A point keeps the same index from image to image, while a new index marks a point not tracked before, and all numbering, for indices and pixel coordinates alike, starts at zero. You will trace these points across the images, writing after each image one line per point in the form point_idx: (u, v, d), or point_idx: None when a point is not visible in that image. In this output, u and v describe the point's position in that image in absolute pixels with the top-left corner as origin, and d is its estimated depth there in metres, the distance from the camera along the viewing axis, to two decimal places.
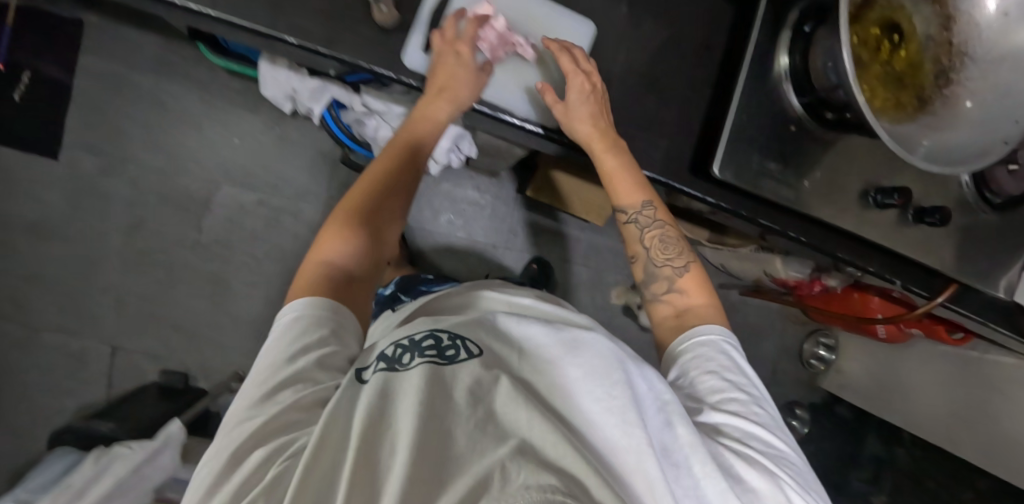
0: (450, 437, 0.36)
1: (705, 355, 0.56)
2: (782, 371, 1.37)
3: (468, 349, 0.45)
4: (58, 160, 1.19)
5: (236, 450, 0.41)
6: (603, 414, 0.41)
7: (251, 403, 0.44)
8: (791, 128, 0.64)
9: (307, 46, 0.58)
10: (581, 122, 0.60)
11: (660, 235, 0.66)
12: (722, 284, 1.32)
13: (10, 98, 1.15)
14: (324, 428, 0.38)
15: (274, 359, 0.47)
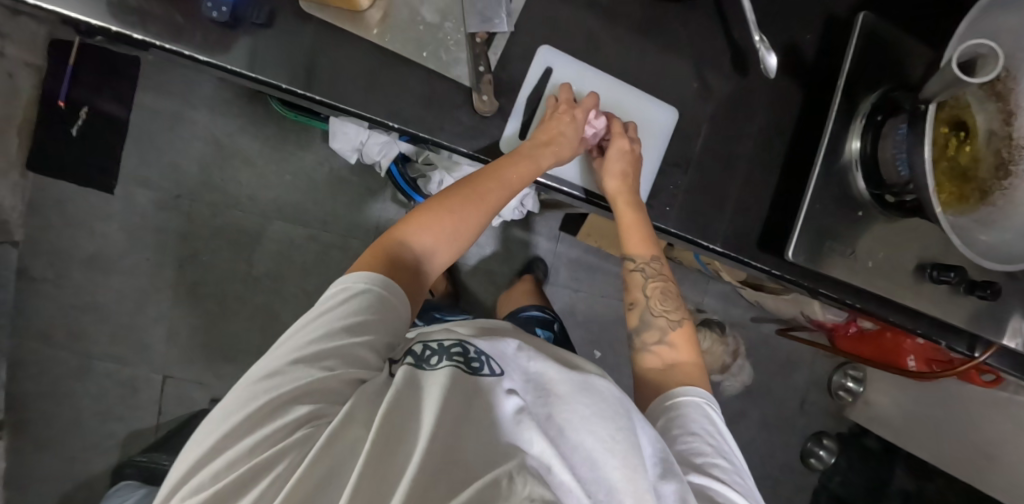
0: (468, 446, 0.39)
1: (695, 414, 0.59)
2: (810, 401, 1.44)
3: (491, 368, 0.48)
4: (115, 194, 1.23)
5: (266, 404, 0.44)
6: (598, 452, 0.43)
7: (288, 360, 0.48)
8: (857, 213, 0.68)
9: (413, 133, 0.63)
10: (612, 176, 0.66)
11: (661, 287, 0.73)
12: (755, 318, 1.38)
13: (67, 133, 1.16)
14: (351, 415, 0.43)
15: (324, 318, 0.51)
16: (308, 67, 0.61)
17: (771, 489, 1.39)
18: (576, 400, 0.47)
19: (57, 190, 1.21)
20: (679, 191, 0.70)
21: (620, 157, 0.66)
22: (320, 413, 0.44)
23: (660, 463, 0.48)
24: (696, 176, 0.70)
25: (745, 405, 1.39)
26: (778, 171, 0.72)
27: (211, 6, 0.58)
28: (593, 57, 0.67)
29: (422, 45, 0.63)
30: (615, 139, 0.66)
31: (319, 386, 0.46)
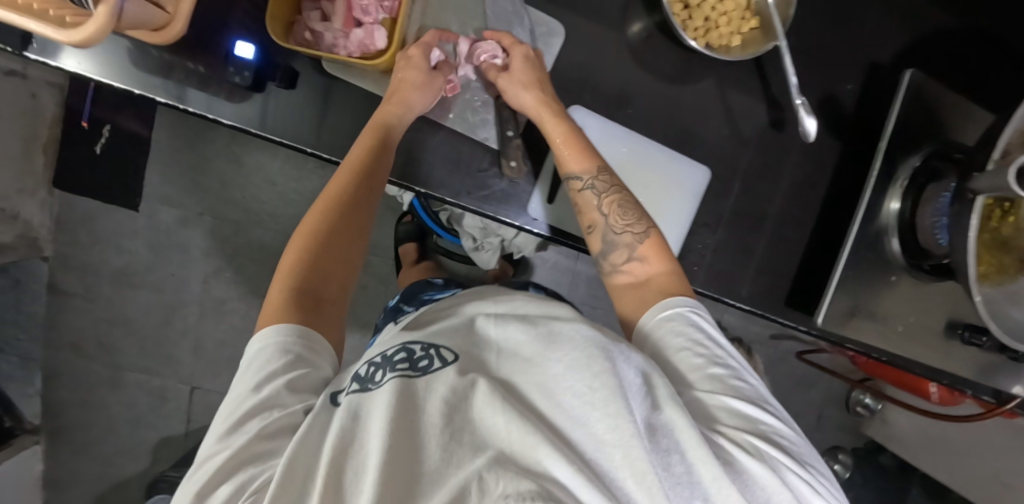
0: (428, 441, 0.35)
1: (682, 325, 0.52)
2: (827, 417, 1.41)
3: (442, 358, 0.43)
4: (140, 211, 1.24)
5: (204, 485, 0.38)
6: (575, 414, 0.38)
7: (216, 438, 0.41)
8: (891, 278, 0.68)
9: (436, 195, 0.62)
10: (523, 88, 0.59)
11: (620, 199, 0.60)
12: (774, 335, 1.34)
13: (91, 151, 1.18)
14: (292, 454, 0.36)
15: (238, 392, 0.44)
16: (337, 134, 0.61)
17: None
18: (541, 361, 0.41)
19: (83, 207, 1.22)
20: (710, 250, 0.69)
21: (524, 73, 0.60)
22: (253, 475, 0.37)
23: (643, 394, 0.41)
24: (728, 235, 0.69)
25: None
26: (812, 228, 0.71)
27: (233, 71, 0.59)
28: (627, 115, 0.66)
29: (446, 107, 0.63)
30: (513, 52, 0.60)
31: (248, 448, 0.39)
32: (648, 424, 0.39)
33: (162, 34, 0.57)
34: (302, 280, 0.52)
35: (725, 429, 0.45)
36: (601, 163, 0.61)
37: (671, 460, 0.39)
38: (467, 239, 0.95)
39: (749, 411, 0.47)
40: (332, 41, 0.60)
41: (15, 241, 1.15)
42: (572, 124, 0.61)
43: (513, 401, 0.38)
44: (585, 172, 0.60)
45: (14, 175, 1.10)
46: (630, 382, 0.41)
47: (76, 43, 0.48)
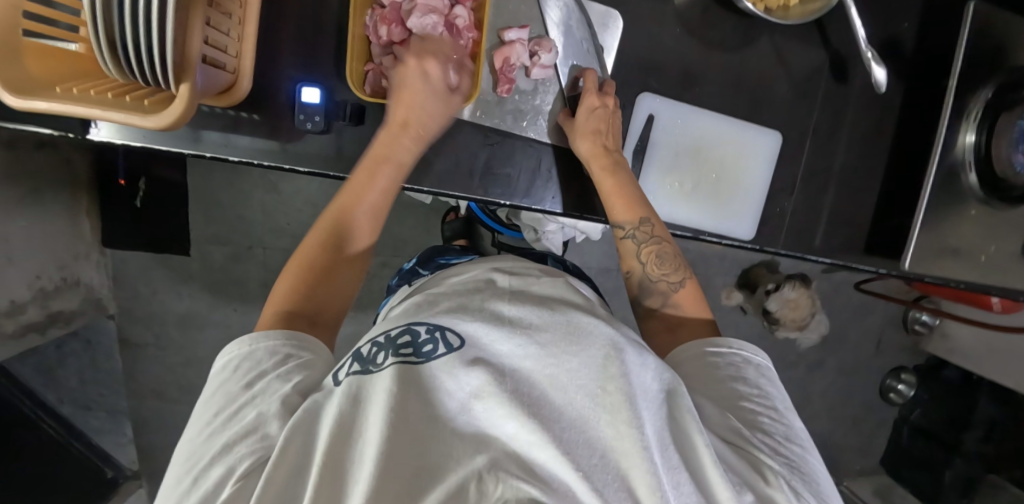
0: (430, 440, 0.35)
1: (726, 364, 0.51)
2: (885, 340, 1.44)
3: (447, 342, 0.40)
4: (192, 255, 1.28)
5: (198, 470, 0.37)
6: (581, 414, 0.36)
7: (207, 430, 0.40)
8: (971, 212, 0.68)
9: (517, 204, 0.65)
10: (583, 137, 0.61)
11: (659, 250, 0.60)
12: (828, 270, 1.35)
13: (132, 206, 1.19)
14: (286, 439, 0.36)
15: (226, 387, 0.42)
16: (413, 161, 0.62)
17: (851, 426, 1.48)
18: (555, 356, 0.38)
19: (137, 261, 1.27)
20: (789, 212, 0.71)
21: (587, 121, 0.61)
22: (241, 456, 0.36)
23: (660, 400, 0.39)
24: (802, 197, 0.71)
25: (821, 354, 1.43)
26: (884, 174, 0.72)
27: (301, 117, 0.61)
28: (694, 95, 0.67)
29: (520, 113, 0.64)
30: (582, 100, 0.61)
31: (244, 428, 0.38)
32: (658, 431, 0.37)
33: (228, 93, 0.57)
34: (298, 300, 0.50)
35: (755, 451, 0.44)
36: (647, 213, 0.61)
37: (679, 472, 0.37)
38: (529, 231, 0.96)
39: (772, 443, 0.46)
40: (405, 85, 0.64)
41: (81, 307, 1.19)
42: (626, 176, 0.62)
43: (521, 396, 0.36)
44: (629, 222, 0.61)
45: (68, 244, 1.12)
46: (647, 388, 0.38)
47: (166, 127, 0.48)
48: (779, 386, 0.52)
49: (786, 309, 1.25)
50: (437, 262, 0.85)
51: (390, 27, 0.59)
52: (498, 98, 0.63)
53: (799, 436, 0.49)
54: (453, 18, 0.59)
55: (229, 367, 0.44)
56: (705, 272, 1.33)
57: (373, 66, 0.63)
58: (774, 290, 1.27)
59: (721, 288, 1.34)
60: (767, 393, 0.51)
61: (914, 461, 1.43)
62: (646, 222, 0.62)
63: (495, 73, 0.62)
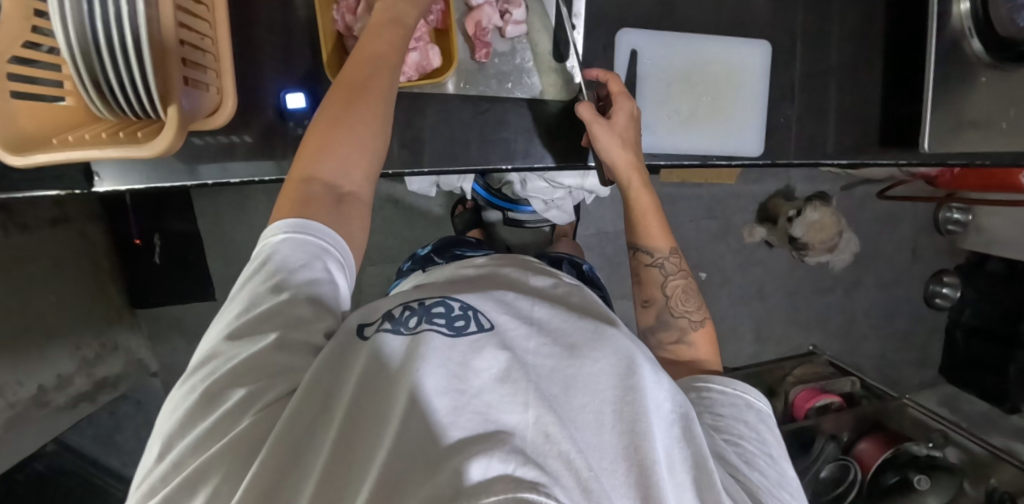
0: (444, 407, 0.31)
1: (745, 407, 0.53)
2: (921, 247, 1.40)
3: (478, 323, 0.38)
4: (217, 298, 1.31)
5: (212, 388, 0.39)
6: (600, 417, 0.35)
7: (225, 338, 0.42)
8: (981, 80, 0.66)
9: (520, 165, 0.65)
10: (618, 151, 0.61)
11: (684, 286, 0.63)
12: (846, 187, 1.32)
13: (153, 263, 1.22)
14: (315, 377, 0.37)
15: (255, 287, 0.44)
16: (410, 145, 0.63)
17: (902, 340, 1.44)
18: (578, 356, 0.38)
19: (169, 315, 1.31)
20: (795, 121, 0.70)
21: (624, 124, 0.61)
22: (262, 387, 0.38)
23: (674, 423, 0.40)
24: (805, 103, 0.70)
25: (857, 274, 1.39)
26: (887, 64, 0.70)
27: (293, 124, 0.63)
28: (675, 22, 0.67)
29: (503, 76, 0.63)
30: (621, 105, 0.61)
31: (260, 360, 0.39)
32: (666, 453, 0.37)
33: (218, 113, 0.57)
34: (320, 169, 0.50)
35: (746, 475, 0.46)
36: (673, 247, 0.65)
37: (680, 494, 0.37)
38: (538, 203, 0.95)
39: (768, 486, 0.46)
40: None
41: (125, 370, 1.22)
42: (656, 202, 0.64)
43: (542, 386, 0.34)
44: (658, 251, 0.64)
45: (100, 310, 1.16)
46: (662, 408, 0.39)
47: (162, 153, 0.49)
48: (778, 432, 0.53)
49: (812, 232, 1.22)
50: (453, 253, 0.90)
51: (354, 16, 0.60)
52: (475, 65, 0.62)
53: (791, 486, 0.49)
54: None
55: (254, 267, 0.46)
56: (721, 213, 1.32)
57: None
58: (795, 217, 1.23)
59: (742, 227, 1.34)
60: (767, 439, 0.51)
61: (971, 363, 1.34)
62: (672, 254, 0.65)
63: (470, 40, 0.62)
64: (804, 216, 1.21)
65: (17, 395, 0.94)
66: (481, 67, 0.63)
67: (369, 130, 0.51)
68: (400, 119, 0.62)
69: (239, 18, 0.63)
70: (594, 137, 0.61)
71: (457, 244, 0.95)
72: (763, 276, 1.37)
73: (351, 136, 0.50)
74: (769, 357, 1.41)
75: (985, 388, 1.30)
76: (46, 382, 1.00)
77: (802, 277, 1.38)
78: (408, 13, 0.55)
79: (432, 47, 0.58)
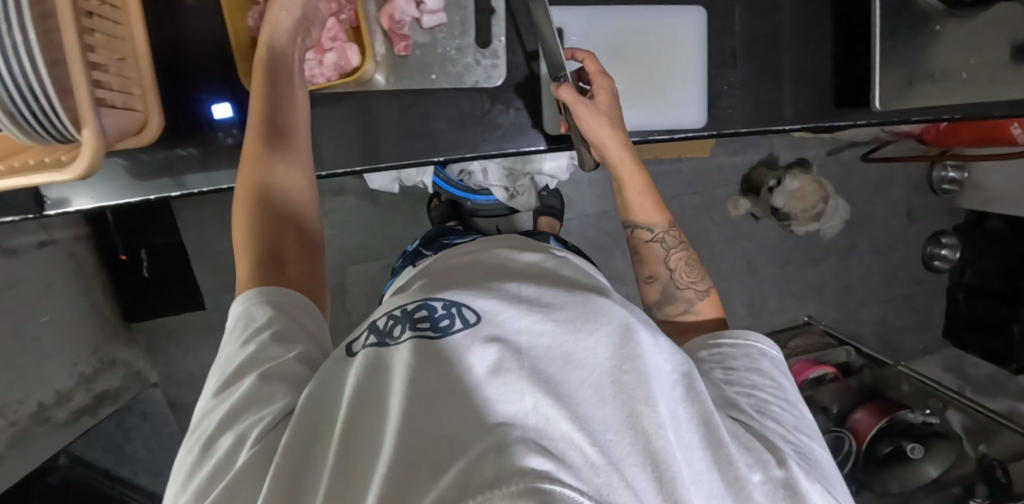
0: (444, 411, 0.32)
1: (751, 354, 0.56)
2: (917, 209, 1.34)
3: (463, 316, 0.39)
4: (208, 307, 1.33)
5: (207, 438, 0.40)
6: (601, 389, 0.35)
7: (212, 394, 0.43)
8: (936, 29, 0.64)
9: (453, 157, 0.65)
10: (605, 129, 0.60)
11: (686, 257, 0.64)
12: (832, 151, 1.28)
13: (141, 276, 1.25)
14: (304, 404, 0.38)
15: (229, 348, 0.46)
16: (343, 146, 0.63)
17: (904, 305, 1.39)
18: (571, 332, 0.38)
19: (163, 327, 1.33)
20: (738, 87, 0.67)
21: (610, 102, 0.61)
22: (253, 422, 0.39)
23: (676, 385, 0.41)
24: (749, 67, 0.67)
25: (851, 240, 1.35)
26: (833, 21, 0.67)
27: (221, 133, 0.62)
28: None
29: (426, 68, 0.62)
30: (604, 85, 0.61)
31: (248, 395, 0.41)
32: (672, 415, 0.39)
33: (144, 131, 0.59)
34: (260, 235, 0.51)
35: (759, 426, 0.48)
36: (668, 219, 0.65)
37: (691, 455, 0.39)
38: (501, 192, 0.94)
39: (781, 430, 0.49)
40: (306, 73, 0.60)
41: (125, 383, 1.26)
42: (644, 175, 0.64)
43: (538, 368, 0.35)
44: (656, 226, 0.65)
45: (95, 327, 1.19)
46: (661, 371, 0.39)
47: (83, 176, 0.50)
48: (790, 376, 0.56)
49: (792, 201, 1.21)
50: (440, 243, 0.91)
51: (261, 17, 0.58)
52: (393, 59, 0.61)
53: (806, 425, 0.53)
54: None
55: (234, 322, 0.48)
56: (704, 187, 1.29)
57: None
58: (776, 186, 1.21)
59: (726, 200, 1.30)
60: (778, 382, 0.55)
61: (976, 324, 1.30)
62: (669, 228, 0.65)
63: (386, 32, 0.60)
64: (784, 185, 1.20)
65: (15, 413, 0.98)
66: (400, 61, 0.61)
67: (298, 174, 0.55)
68: (330, 120, 0.62)
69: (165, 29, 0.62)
70: (580, 118, 0.60)
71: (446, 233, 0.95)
72: (752, 248, 1.34)
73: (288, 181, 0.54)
74: (764, 330, 1.38)
75: (994, 349, 1.25)
76: (45, 399, 1.04)
77: (793, 246, 1.34)
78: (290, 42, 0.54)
79: (348, 47, 0.58)
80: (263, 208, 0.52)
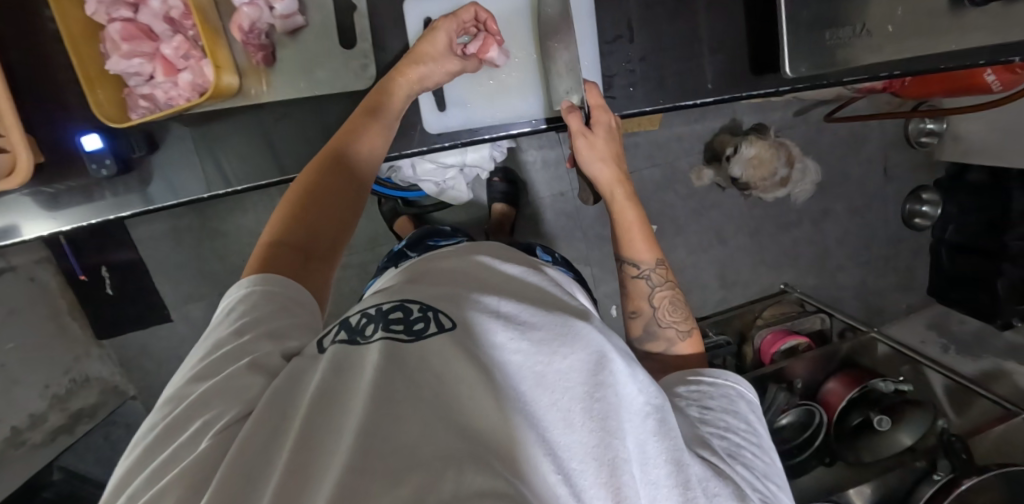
0: (408, 414, 0.32)
1: (731, 393, 0.55)
2: (893, 166, 1.28)
3: (439, 322, 0.40)
4: (175, 319, 1.33)
5: (170, 422, 0.37)
6: (570, 417, 0.37)
7: (189, 378, 0.40)
8: None
9: None
10: (604, 162, 0.64)
11: (671, 297, 0.62)
12: (799, 112, 1.21)
13: (105, 293, 1.25)
14: (266, 402, 0.35)
15: (220, 333, 0.44)
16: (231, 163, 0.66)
17: (883, 267, 1.35)
18: (548, 352, 0.40)
19: (133, 342, 1.32)
20: (637, 62, 0.66)
21: (606, 146, 0.64)
22: (222, 412, 0.35)
23: (647, 417, 0.42)
24: (648, 39, 0.66)
25: (824, 203, 1.30)
26: None
27: (95, 165, 0.61)
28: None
29: (297, 77, 0.65)
30: (601, 117, 0.63)
31: (231, 381, 0.38)
32: (640, 449, 0.41)
33: (16, 173, 0.57)
34: (289, 233, 0.52)
35: (728, 471, 0.46)
36: (658, 256, 0.64)
37: (652, 489, 0.40)
38: (429, 186, 0.96)
39: (751, 478, 0.48)
40: (165, 96, 0.62)
41: (102, 399, 1.28)
42: (641, 214, 0.65)
43: (505, 391, 0.36)
44: (645, 262, 0.64)
45: (65, 347, 1.20)
46: (632, 404, 0.41)
47: None
48: (766, 425, 0.55)
49: (750, 170, 1.14)
50: (426, 244, 0.81)
51: (110, 44, 0.59)
52: (255, 67, 0.64)
53: (775, 473, 0.51)
54: (167, 10, 0.60)
55: (227, 308, 0.46)
56: (664, 160, 1.23)
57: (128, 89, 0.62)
58: (733, 155, 1.15)
59: (689, 171, 1.25)
60: (751, 420, 0.53)
61: (960, 281, 1.25)
62: (658, 265, 0.64)
63: (242, 45, 0.63)
64: (741, 154, 1.13)
65: None
66: (261, 70, 0.65)
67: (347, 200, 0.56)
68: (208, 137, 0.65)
69: (49, 61, 0.63)
70: (578, 147, 0.63)
71: (433, 234, 0.85)
72: (720, 219, 1.29)
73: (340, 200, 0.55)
74: (738, 301, 1.34)
75: (976, 304, 1.20)
76: (19, 422, 1.07)
77: (763, 214, 1.30)
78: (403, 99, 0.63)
79: (202, 65, 0.60)
80: (303, 207, 0.53)
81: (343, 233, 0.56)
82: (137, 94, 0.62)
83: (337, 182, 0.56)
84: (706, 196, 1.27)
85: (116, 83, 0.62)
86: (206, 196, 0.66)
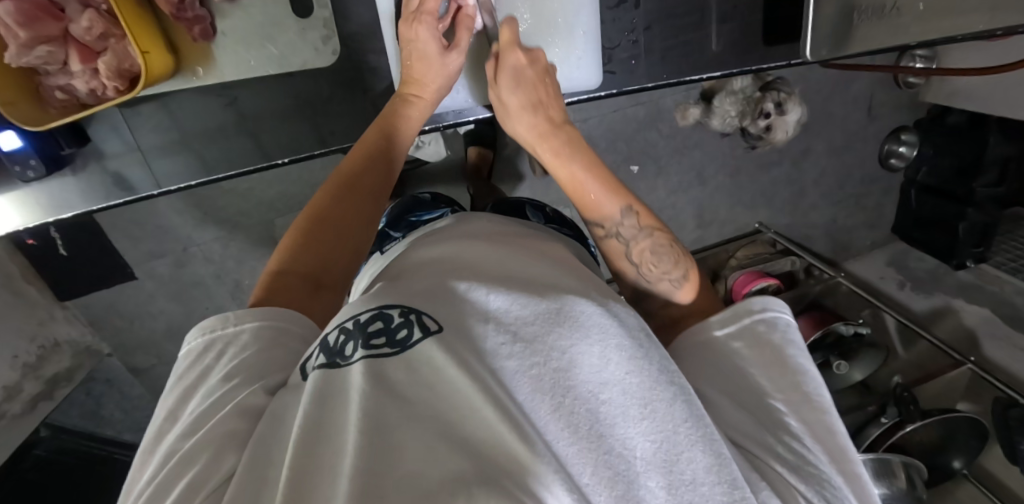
0: (401, 439, 0.28)
1: (764, 339, 0.46)
2: (878, 104, 1.26)
3: (422, 325, 0.36)
4: (139, 276, 1.23)
5: (158, 485, 0.33)
6: (576, 420, 0.34)
7: (180, 434, 0.37)
8: None
9: (301, 155, 0.65)
10: (518, 117, 0.58)
11: (651, 246, 0.56)
12: None
13: (60, 256, 1.14)
14: (251, 457, 0.31)
15: (211, 381, 0.40)
16: (203, 158, 0.64)
17: (853, 201, 1.38)
18: (545, 348, 0.36)
19: (99, 301, 1.24)
20: (642, 31, 0.64)
21: (517, 94, 0.58)
22: (209, 475, 0.32)
23: (664, 403, 0.38)
24: (656, 5, 0.63)
25: (806, 142, 1.28)
26: None
27: (20, 167, 0.59)
28: None
29: (242, 55, 0.60)
30: (504, 58, 0.57)
31: (222, 431, 0.35)
32: (662, 444, 0.36)
33: None
34: (298, 262, 0.51)
35: (763, 455, 0.42)
36: (621, 205, 0.56)
37: (689, 492, 0.35)
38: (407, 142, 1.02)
39: (796, 447, 0.41)
40: (85, 87, 0.56)
41: (76, 362, 1.25)
42: (591, 160, 0.57)
43: (506, 393, 0.33)
44: (607, 218, 0.57)
45: (26, 315, 1.13)
46: (643, 393, 0.38)
47: None
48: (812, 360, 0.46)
49: (780, 128, 1.08)
50: (408, 222, 0.76)
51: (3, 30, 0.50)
52: (197, 42, 0.59)
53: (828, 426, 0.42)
54: None
55: (215, 351, 0.42)
56: (649, 98, 1.16)
57: (41, 79, 0.55)
58: (775, 113, 1.06)
59: (674, 110, 1.18)
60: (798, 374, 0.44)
61: (927, 220, 1.30)
62: (626, 213, 0.57)
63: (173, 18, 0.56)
64: (785, 112, 1.06)
65: None
66: (203, 45, 0.59)
67: (366, 213, 0.56)
68: (167, 122, 0.62)
69: None
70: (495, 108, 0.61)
71: (412, 208, 0.80)
72: (703, 160, 1.26)
73: (351, 221, 0.55)
74: (713, 240, 1.37)
75: (936, 244, 1.30)
76: None
77: (744, 154, 1.27)
78: (421, 113, 0.62)
79: (125, 46, 0.54)
80: (319, 233, 0.53)
81: (358, 250, 0.55)
82: (51, 84, 0.55)
83: (345, 208, 0.55)
84: (689, 135, 1.22)
85: (25, 71, 0.55)
86: (157, 191, 0.63)
